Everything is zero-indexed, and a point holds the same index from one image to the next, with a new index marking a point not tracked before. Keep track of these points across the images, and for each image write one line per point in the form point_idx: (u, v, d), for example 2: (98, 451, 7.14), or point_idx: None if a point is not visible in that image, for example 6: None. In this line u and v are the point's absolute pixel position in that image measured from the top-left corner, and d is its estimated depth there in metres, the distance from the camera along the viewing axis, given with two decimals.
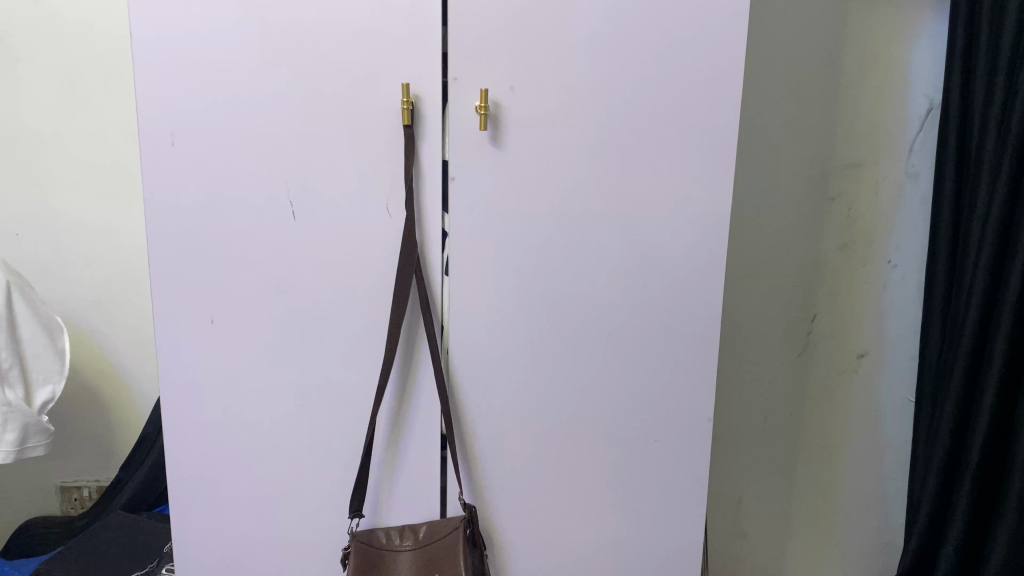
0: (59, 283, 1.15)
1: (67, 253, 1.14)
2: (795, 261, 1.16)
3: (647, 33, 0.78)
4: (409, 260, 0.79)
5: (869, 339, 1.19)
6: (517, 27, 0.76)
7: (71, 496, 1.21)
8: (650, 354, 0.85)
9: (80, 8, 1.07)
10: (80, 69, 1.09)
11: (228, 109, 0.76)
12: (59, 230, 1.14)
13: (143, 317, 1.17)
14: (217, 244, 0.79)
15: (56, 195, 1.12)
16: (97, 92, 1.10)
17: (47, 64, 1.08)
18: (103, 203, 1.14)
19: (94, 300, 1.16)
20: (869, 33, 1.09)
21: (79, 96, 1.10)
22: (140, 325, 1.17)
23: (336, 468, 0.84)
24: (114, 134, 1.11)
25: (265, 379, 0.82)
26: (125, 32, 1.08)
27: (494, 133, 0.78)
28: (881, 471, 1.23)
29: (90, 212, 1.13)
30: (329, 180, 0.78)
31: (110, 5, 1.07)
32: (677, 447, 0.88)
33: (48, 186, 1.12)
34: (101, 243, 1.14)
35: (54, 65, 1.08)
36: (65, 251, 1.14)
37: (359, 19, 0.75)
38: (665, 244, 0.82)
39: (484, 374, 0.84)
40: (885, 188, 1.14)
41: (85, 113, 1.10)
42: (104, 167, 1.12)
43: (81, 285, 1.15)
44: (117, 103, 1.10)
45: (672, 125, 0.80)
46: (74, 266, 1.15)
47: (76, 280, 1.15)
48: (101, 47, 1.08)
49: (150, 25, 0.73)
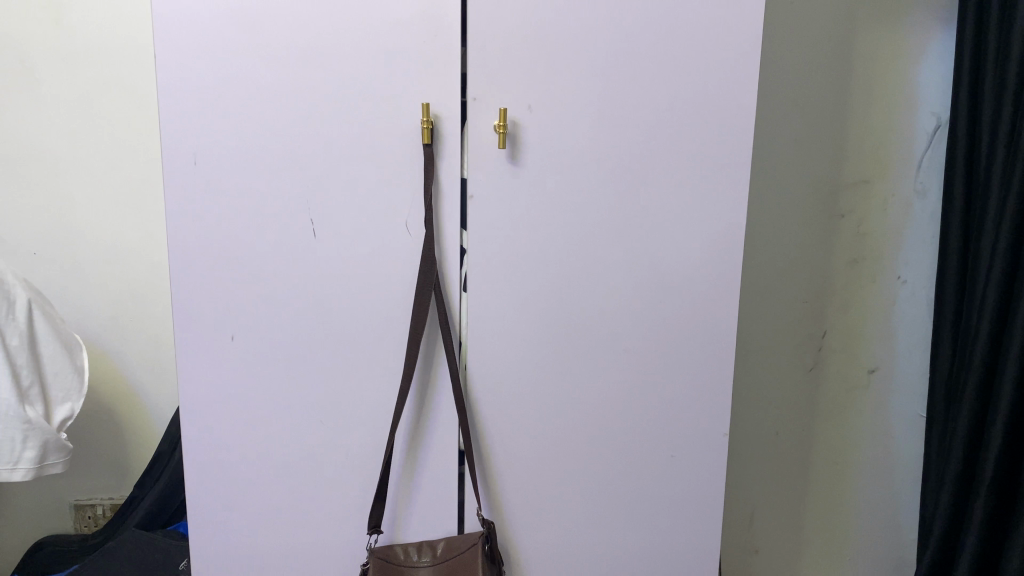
0: (75, 302, 1.16)
1: (84, 271, 1.15)
2: (806, 278, 1.17)
3: (661, 53, 0.79)
4: (429, 277, 0.80)
5: (880, 356, 1.19)
6: (534, 49, 0.77)
7: (85, 513, 1.20)
8: (667, 370, 0.86)
9: (99, 28, 1.08)
10: (99, 90, 1.10)
11: (251, 129, 0.77)
12: (76, 248, 1.14)
13: (159, 335, 1.17)
14: (239, 262, 0.79)
15: (73, 214, 1.13)
16: (116, 112, 1.11)
17: (67, 85, 1.09)
18: (120, 222, 1.14)
19: (110, 318, 1.16)
20: (876, 52, 1.11)
21: (99, 117, 1.11)
22: (155, 343, 1.17)
23: (354, 484, 0.85)
24: (134, 153, 1.12)
25: (286, 396, 0.82)
26: (146, 54, 1.10)
27: (512, 152, 0.79)
28: (893, 488, 1.23)
29: (109, 231, 1.14)
30: (349, 199, 0.79)
31: (130, 26, 1.09)
32: (695, 462, 0.88)
33: (66, 204, 1.13)
34: (118, 261, 1.15)
35: (74, 86, 1.10)
36: (83, 269, 1.15)
37: (380, 41, 0.76)
38: (680, 260, 0.83)
39: (502, 389, 0.84)
40: (894, 205, 1.15)
41: (104, 132, 1.11)
42: (122, 185, 1.13)
43: (98, 303, 1.16)
44: (136, 123, 1.12)
45: (686, 142, 0.81)
46: (92, 284, 1.15)
47: (92, 298, 1.16)
48: (121, 67, 1.10)
49: (173, 48, 0.74)
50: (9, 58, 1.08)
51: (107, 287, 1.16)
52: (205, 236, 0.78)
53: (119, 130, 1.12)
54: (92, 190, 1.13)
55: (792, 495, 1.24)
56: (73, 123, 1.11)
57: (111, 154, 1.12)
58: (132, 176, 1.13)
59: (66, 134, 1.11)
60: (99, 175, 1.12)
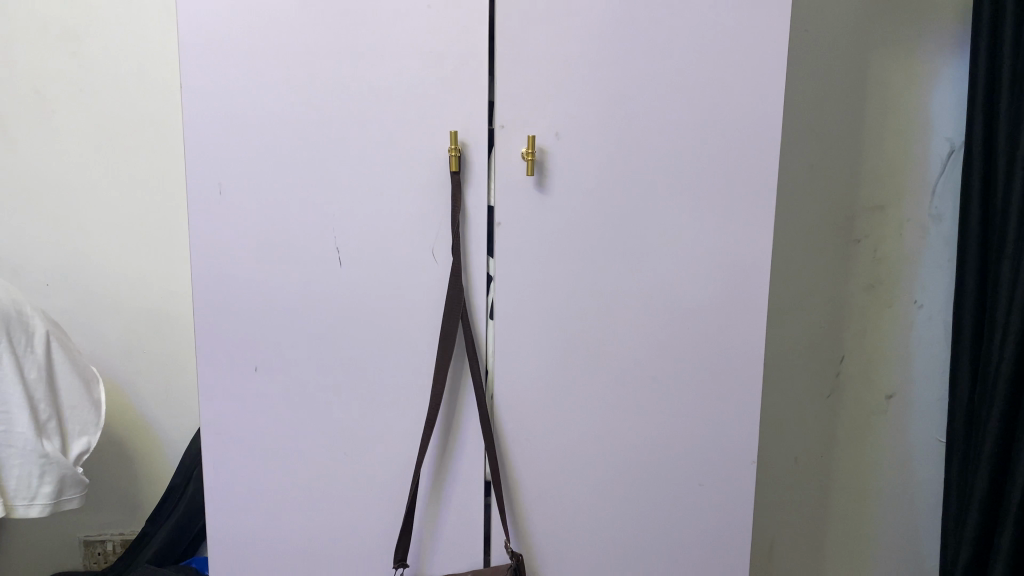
0: (88, 334, 1.13)
1: (98, 302, 1.13)
2: (825, 303, 1.17)
3: (686, 80, 0.80)
4: (457, 305, 0.79)
5: (897, 381, 1.19)
6: (560, 76, 0.78)
7: (94, 550, 1.17)
8: (695, 396, 0.86)
9: (118, 58, 1.08)
10: (118, 119, 1.10)
11: (279, 158, 0.77)
12: (90, 279, 1.12)
13: (177, 364, 1.16)
14: (265, 292, 0.79)
15: (89, 244, 1.12)
16: (136, 141, 1.11)
17: (85, 116, 1.09)
18: (137, 251, 1.13)
19: (124, 349, 1.14)
20: (892, 79, 1.12)
21: (117, 146, 1.10)
22: (172, 372, 1.16)
23: (380, 515, 0.84)
24: (152, 182, 1.12)
25: (310, 426, 0.82)
26: (167, 83, 1.10)
27: (539, 179, 0.79)
28: (912, 513, 1.23)
29: (125, 261, 1.13)
30: (376, 226, 0.79)
31: (151, 55, 1.09)
32: (724, 490, 0.88)
33: (81, 235, 1.11)
34: (134, 291, 1.14)
35: (93, 116, 1.09)
36: (96, 300, 1.13)
37: (410, 70, 0.76)
38: (705, 285, 0.83)
39: (529, 418, 0.83)
40: (909, 230, 1.16)
41: (123, 162, 1.11)
42: (140, 214, 1.12)
43: (113, 334, 1.14)
44: (156, 152, 1.11)
45: (711, 169, 0.82)
46: (107, 315, 1.13)
47: (107, 329, 1.14)
48: (142, 96, 1.09)
49: (200, 77, 0.74)
50: (23, 87, 1.06)
51: (122, 318, 1.14)
52: (230, 266, 0.78)
53: (137, 160, 1.11)
54: (109, 220, 1.12)
55: (812, 523, 1.23)
56: (91, 153, 1.10)
57: (128, 183, 1.11)
58: (149, 206, 1.12)
59: (81, 164, 1.10)
60: (116, 205, 1.11)
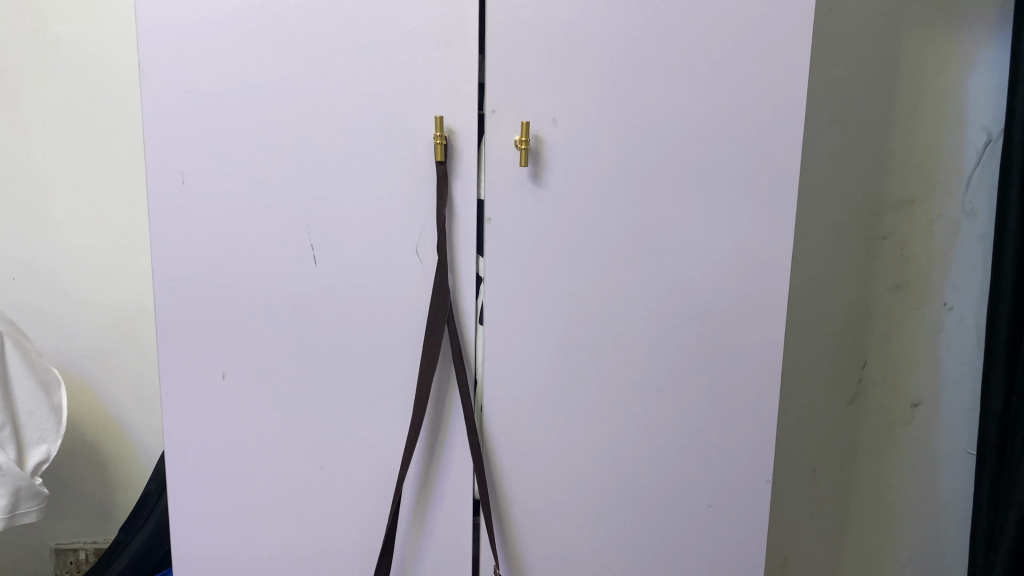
0: (57, 330, 1.06)
1: (66, 295, 1.06)
2: (847, 304, 1.09)
3: (698, 57, 0.71)
4: (442, 310, 0.72)
5: (924, 388, 1.11)
6: (560, 55, 0.70)
7: (66, 559, 1.10)
8: (704, 409, 0.78)
9: (87, 36, 1.00)
10: (78, 96, 1.01)
11: (246, 145, 0.70)
12: (58, 271, 1.05)
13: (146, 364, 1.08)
14: (233, 293, 0.72)
15: (53, 233, 1.04)
16: (97, 120, 1.02)
17: (45, 95, 1.01)
18: (103, 239, 1.05)
19: (95, 347, 1.07)
20: (924, 63, 1.03)
21: (84, 132, 1.02)
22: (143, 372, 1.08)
23: (358, 534, 0.77)
24: (121, 170, 1.04)
25: (284, 437, 0.75)
26: (131, 54, 1.01)
27: (534, 170, 0.71)
28: (937, 529, 1.16)
29: (94, 255, 1.05)
30: (353, 221, 0.72)
31: (113, 25, 1.00)
32: (736, 511, 0.80)
33: (46, 224, 1.04)
34: (104, 282, 1.06)
35: (53, 95, 1.01)
36: (63, 295, 1.06)
37: (391, 46, 0.69)
38: (717, 287, 0.76)
39: (521, 432, 0.76)
40: (940, 227, 1.07)
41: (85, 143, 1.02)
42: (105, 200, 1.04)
43: (84, 330, 1.07)
44: (120, 130, 1.03)
45: (726, 160, 0.74)
46: (75, 312, 1.06)
47: (76, 325, 1.06)
48: (103, 70, 1.01)
49: (161, 52, 0.67)
50: None
51: (91, 312, 1.06)
52: (195, 262, 0.71)
53: (105, 147, 1.03)
54: (76, 211, 1.04)
55: (828, 537, 1.16)
56: (58, 139, 1.02)
57: (91, 167, 1.03)
58: (119, 197, 1.04)
59: (47, 151, 1.02)
60: (84, 195, 1.04)
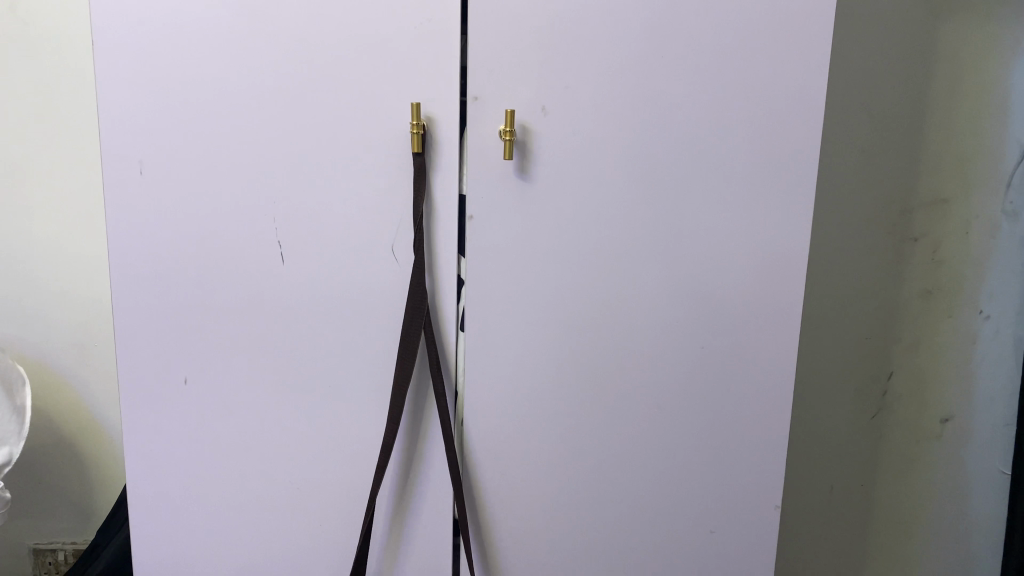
0: (23, 321, 1.02)
1: (28, 284, 1.01)
2: (872, 311, 1.01)
3: (706, 40, 0.64)
4: (418, 315, 0.66)
5: (955, 402, 1.04)
6: (552, 37, 0.63)
7: (45, 560, 1.08)
8: (708, 427, 0.71)
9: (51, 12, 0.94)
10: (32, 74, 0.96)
11: (207, 134, 0.64)
12: (18, 258, 1.01)
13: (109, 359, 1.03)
14: (195, 293, 0.67)
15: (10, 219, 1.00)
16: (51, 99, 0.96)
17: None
18: (59, 225, 1.00)
19: (63, 339, 1.03)
20: (963, 51, 0.95)
21: (59, 120, 0.97)
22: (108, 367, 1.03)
23: (330, 553, 0.72)
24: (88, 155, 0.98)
25: (250, 448, 0.70)
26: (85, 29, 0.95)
27: (521, 163, 0.65)
28: (966, 552, 1.08)
29: (69, 248, 1.01)
30: (323, 217, 0.66)
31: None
32: (740, 539, 0.74)
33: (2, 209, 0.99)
34: (61, 271, 1.01)
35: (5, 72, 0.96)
36: (24, 284, 1.01)
37: (363, 25, 0.62)
38: (722, 295, 0.69)
39: (505, 448, 0.70)
40: (977, 229, 0.99)
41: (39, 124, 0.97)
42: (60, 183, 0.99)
43: (49, 321, 1.02)
44: (73, 109, 0.97)
45: (736, 156, 0.66)
46: (44, 302, 1.02)
47: (41, 315, 1.02)
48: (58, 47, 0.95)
49: (115, 31, 0.62)
50: None
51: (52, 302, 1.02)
52: (154, 259, 0.66)
53: (80, 137, 0.97)
54: (49, 201, 0.99)
55: (848, 556, 1.09)
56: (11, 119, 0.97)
57: (44, 150, 0.98)
58: (78, 181, 0.99)
59: (19, 138, 0.97)
60: (52, 181, 0.98)
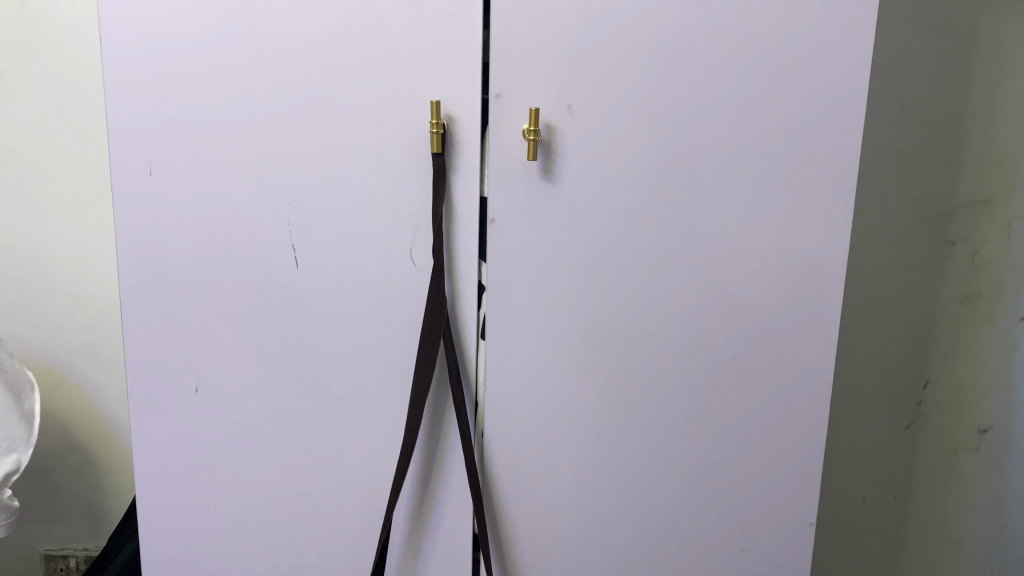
0: (30, 321, 1.00)
1: (36, 282, 0.99)
2: (907, 316, 0.98)
3: (742, 35, 0.61)
4: (437, 321, 0.63)
5: (994, 410, 1.00)
6: (578, 31, 0.60)
7: (57, 566, 1.06)
8: (740, 440, 0.68)
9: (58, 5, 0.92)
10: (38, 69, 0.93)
11: (217, 133, 0.61)
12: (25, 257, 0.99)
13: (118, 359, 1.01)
14: (207, 298, 0.64)
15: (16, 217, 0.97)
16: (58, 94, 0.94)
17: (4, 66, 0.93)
18: (66, 222, 0.98)
19: (71, 339, 1.01)
20: (1008, 46, 0.91)
21: (67, 117, 0.95)
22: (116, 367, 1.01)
23: (345, 566, 0.70)
24: (95, 152, 0.96)
25: (262, 459, 0.67)
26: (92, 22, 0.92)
27: (545, 164, 0.62)
28: (1003, 566, 1.04)
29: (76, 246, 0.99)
30: (339, 220, 0.63)
31: None
32: (772, 556, 0.71)
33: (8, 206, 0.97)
34: (69, 269, 0.99)
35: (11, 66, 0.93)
36: (30, 283, 0.99)
37: (380, 19, 0.59)
38: (755, 302, 0.65)
39: (527, 461, 0.67)
40: (1020, 232, 0.95)
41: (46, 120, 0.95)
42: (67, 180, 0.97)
43: (56, 321, 1.00)
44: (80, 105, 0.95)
45: (771, 157, 0.63)
46: (51, 301, 1.00)
47: (48, 315, 1.00)
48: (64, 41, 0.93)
49: (122, 27, 0.59)
50: None
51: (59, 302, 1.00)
52: (164, 263, 0.64)
53: (86, 133, 0.95)
54: (56, 198, 0.97)
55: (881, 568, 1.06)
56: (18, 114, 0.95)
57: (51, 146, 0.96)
58: (85, 177, 0.97)
59: (26, 133, 0.95)
60: (59, 178, 0.96)
